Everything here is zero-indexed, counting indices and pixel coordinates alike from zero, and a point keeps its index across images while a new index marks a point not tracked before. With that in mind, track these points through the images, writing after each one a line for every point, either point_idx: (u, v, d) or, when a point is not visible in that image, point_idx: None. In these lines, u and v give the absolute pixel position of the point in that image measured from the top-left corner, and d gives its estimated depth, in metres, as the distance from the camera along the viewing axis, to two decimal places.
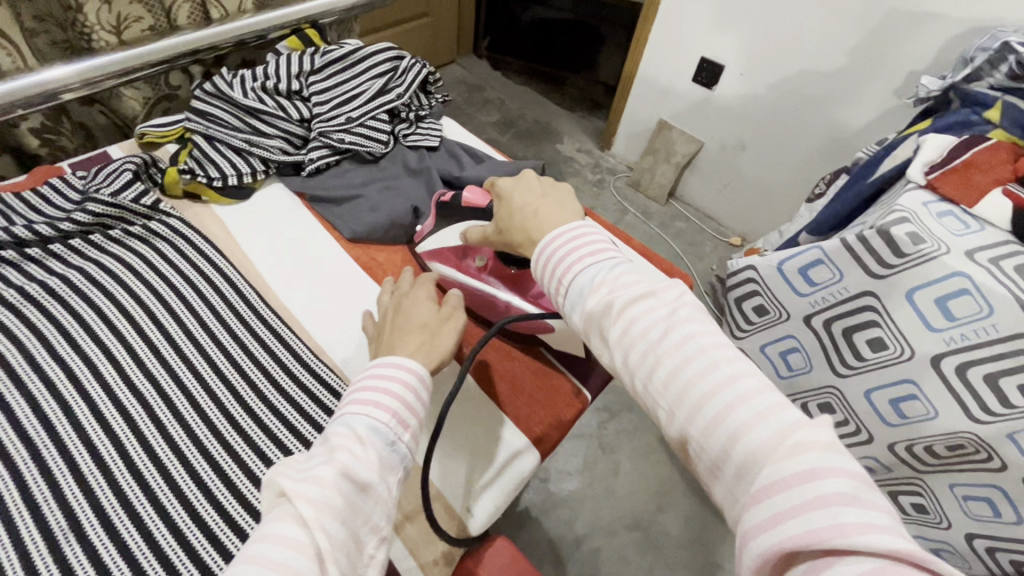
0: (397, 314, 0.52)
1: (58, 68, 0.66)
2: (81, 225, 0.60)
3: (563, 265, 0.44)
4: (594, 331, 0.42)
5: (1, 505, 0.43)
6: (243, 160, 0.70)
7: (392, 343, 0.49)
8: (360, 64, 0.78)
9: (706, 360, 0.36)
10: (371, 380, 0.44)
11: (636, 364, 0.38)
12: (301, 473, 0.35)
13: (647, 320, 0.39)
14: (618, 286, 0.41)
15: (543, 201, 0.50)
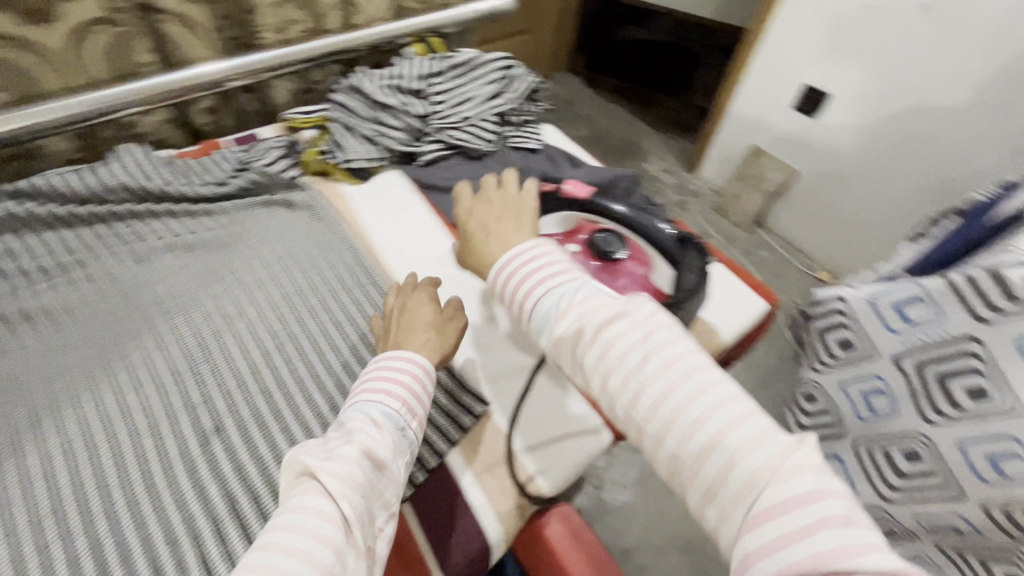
0: (403, 319, 0.53)
1: (229, 63, 0.80)
2: (237, 191, 0.72)
3: (520, 287, 0.44)
4: (563, 352, 0.43)
5: (167, 405, 0.53)
6: (371, 147, 0.79)
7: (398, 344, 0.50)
8: (478, 70, 0.85)
9: (689, 385, 0.38)
10: (380, 373, 0.46)
11: (617, 388, 0.39)
12: (323, 453, 0.38)
13: (623, 344, 0.39)
14: (586, 307, 0.42)
15: (502, 222, 0.51)
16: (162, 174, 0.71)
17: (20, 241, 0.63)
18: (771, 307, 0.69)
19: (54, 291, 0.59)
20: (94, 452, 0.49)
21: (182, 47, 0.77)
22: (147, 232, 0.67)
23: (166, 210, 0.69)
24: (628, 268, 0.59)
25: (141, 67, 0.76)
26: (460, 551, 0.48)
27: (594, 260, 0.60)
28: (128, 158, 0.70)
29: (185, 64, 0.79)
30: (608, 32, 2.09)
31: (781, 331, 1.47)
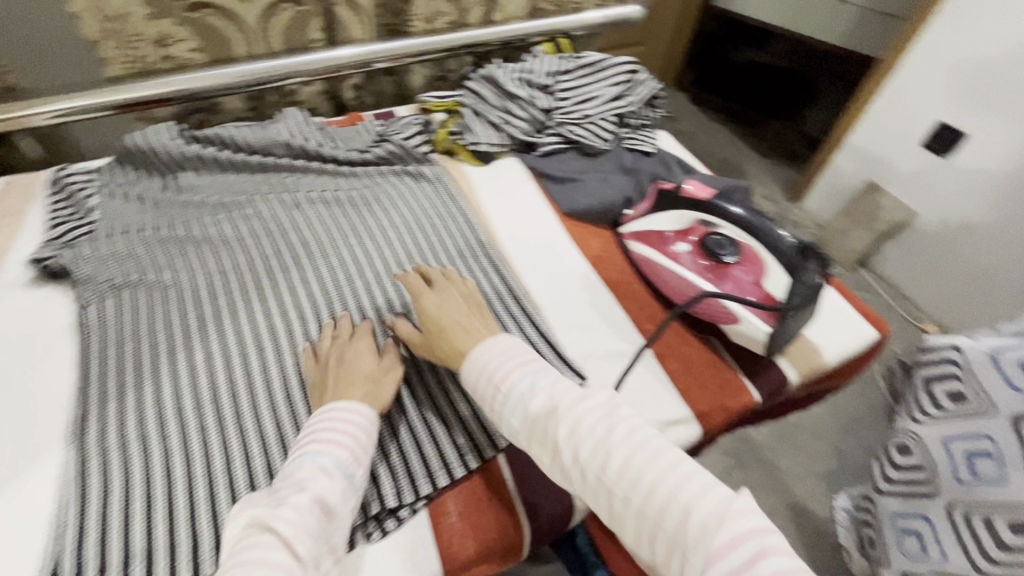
0: (337, 365, 0.54)
1: (381, 45, 0.88)
2: (377, 158, 0.80)
3: (499, 372, 0.49)
4: (539, 433, 0.46)
5: (305, 330, 0.60)
6: (495, 133, 0.85)
7: (329, 390, 0.51)
8: (604, 72, 0.89)
9: (645, 450, 0.42)
10: (329, 422, 0.47)
11: (586, 459, 0.42)
12: (275, 503, 0.40)
13: (589, 419, 0.44)
14: (556, 390, 0.46)
15: (466, 318, 0.56)
16: (316, 136, 0.80)
17: (202, 178, 0.75)
18: (880, 337, 0.67)
19: (224, 221, 0.70)
20: (245, 358, 0.57)
21: (346, 28, 0.87)
22: (298, 184, 0.76)
23: (318, 167, 0.78)
24: (735, 271, 0.62)
25: (310, 42, 0.86)
26: (547, 505, 0.51)
27: (708, 259, 0.63)
28: (292, 120, 0.81)
29: (346, 43, 0.89)
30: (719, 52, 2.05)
31: (875, 380, 1.37)
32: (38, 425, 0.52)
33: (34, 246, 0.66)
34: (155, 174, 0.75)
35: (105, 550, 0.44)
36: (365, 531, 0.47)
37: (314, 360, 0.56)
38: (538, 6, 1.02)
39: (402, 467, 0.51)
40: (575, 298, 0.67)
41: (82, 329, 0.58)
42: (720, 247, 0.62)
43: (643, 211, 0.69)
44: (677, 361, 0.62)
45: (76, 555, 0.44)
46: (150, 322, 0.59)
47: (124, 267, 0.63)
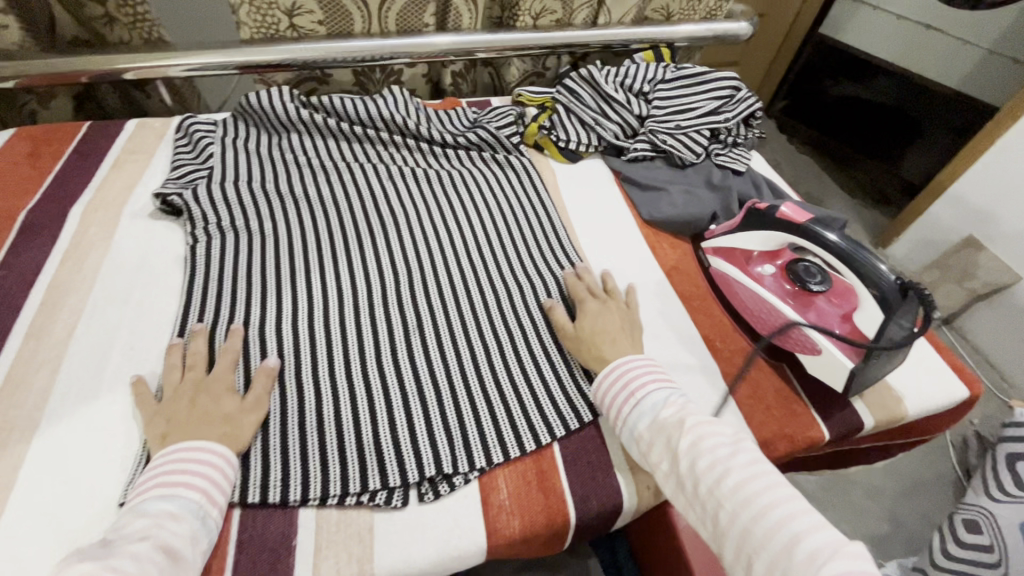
0: (183, 408, 0.49)
1: (486, 35, 0.90)
2: (469, 142, 0.83)
3: (634, 380, 0.53)
4: (661, 439, 0.49)
5: (385, 294, 0.63)
6: (586, 134, 0.86)
7: (172, 435, 0.47)
8: (704, 86, 0.88)
9: (764, 480, 0.44)
10: (174, 464, 0.45)
11: (703, 470, 0.45)
12: (110, 554, 0.38)
13: (713, 439, 0.47)
14: (687, 409, 0.50)
15: (617, 331, 0.59)
16: (415, 114, 0.84)
17: (309, 142, 0.80)
18: (971, 398, 0.62)
19: (323, 183, 0.74)
20: (327, 311, 0.60)
21: (458, 16, 0.90)
22: (395, 160, 0.80)
23: (414, 145, 0.82)
24: (819, 301, 0.60)
25: (422, 26, 0.90)
26: (595, 501, 0.51)
27: (790, 284, 0.61)
28: (395, 96, 0.85)
29: (455, 30, 0.92)
30: (818, 82, 1.94)
31: (945, 448, 1.26)
32: (145, 339, 0.57)
33: (159, 182, 0.73)
34: (267, 131, 0.81)
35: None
36: (419, 489, 0.50)
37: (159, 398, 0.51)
38: (646, 15, 1.04)
39: (460, 437, 0.52)
40: (646, 305, 0.67)
41: (191, 261, 0.64)
42: (809, 276, 0.61)
43: (730, 230, 0.66)
44: (744, 384, 0.60)
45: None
46: (249, 265, 0.64)
47: (232, 211, 0.68)
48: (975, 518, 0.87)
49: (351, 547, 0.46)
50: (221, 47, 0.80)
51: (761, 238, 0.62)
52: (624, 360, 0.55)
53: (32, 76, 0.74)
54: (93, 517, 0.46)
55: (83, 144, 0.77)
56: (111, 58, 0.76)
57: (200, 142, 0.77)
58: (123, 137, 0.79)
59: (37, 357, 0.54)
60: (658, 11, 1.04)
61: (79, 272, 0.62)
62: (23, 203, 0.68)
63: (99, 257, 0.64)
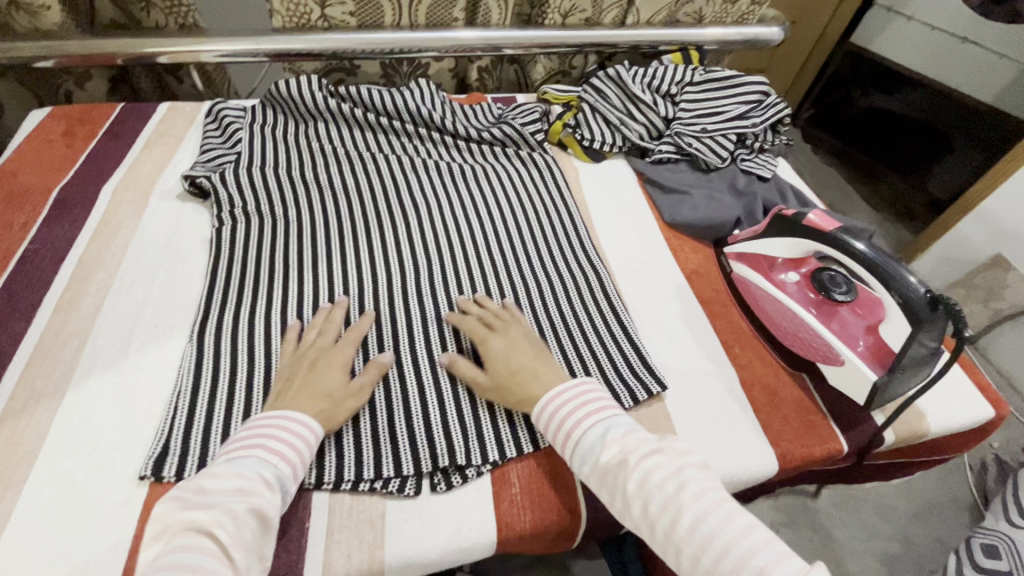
0: (308, 368, 0.52)
1: (514, 31, 0.90)
2: (493, 137, 0.83)
3: (567, 417, 0.50)
4: (608, 483, 0.46)
5: (405, 284, 0.64)
6: (610, 134, 0.85)
7: (286, 393, 0.50)
8: (731, 91, 0.87)
9: (719, 513, 0.42)
10: (272, 430, 0.46)
11: (657, 514, 0.43)
12: (215, 509, 0.40)
13: (660, 476, 0.44)
14: (627, 443, 0.47)
15: (535, 361, 0.55)
16: (441, 107, 0.84)
17: (336, 132, 0.81)
18: (996, 417, 0.61)
19: (347, 173, 0.75)
20: (348, 298, 0.61)
21: (487, 12, 0.90)
22: (419, 152, 0.81)
23: (438, 138, 0.83)
24: (843, 312, 0.59)
25: (451, 20, 0.90)
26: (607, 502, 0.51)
27: (814, 292, 0.60)
28: (422, 88, 0.85)
29: (483, 26, 0.92)
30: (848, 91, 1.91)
31: (962, 470, 1.24)
32: (169, 318, 0.58)
33: (188, 165, 0.74)
34: (294, 120, 0.81)
35: (208, 440, 0.49)
36: (431, 479, 0.50)
37: (294, 348, 0.55)
38: (678, 18, 1.03)
39: (474, 429, 0.53)
40: (665, 308, 0.67)
41: (215, 245, 0.65)
42: (835, 284, 0.60)
43: (755, 235, 0.65)
44: (762, 391, 0.59)
45: (183, 437, 0.49)
46: (272, 250, 0.64)
47: (257, 196, 0.69)
48: (994, 542, 0.85)
49: (362, 534, 0.47)
50: (253, 35, 0.81)
51: (786, 245, 0.61)
52: (547, 400, 0.51)
53: (70, 57, 0.76)
54: (113, 488, 0.47)
55: (116, 126, 0.78)
56: (146, 42, 0.78)
57: (230, 128, 0.78)
58: (154, 120, 0.80)
59: (65, 330, 0.56)
60: (690, 15, 1.02)
61: (108, 250, 0.63)
62: (57, 180, 0.69)
63: (127, 236, 0.65)
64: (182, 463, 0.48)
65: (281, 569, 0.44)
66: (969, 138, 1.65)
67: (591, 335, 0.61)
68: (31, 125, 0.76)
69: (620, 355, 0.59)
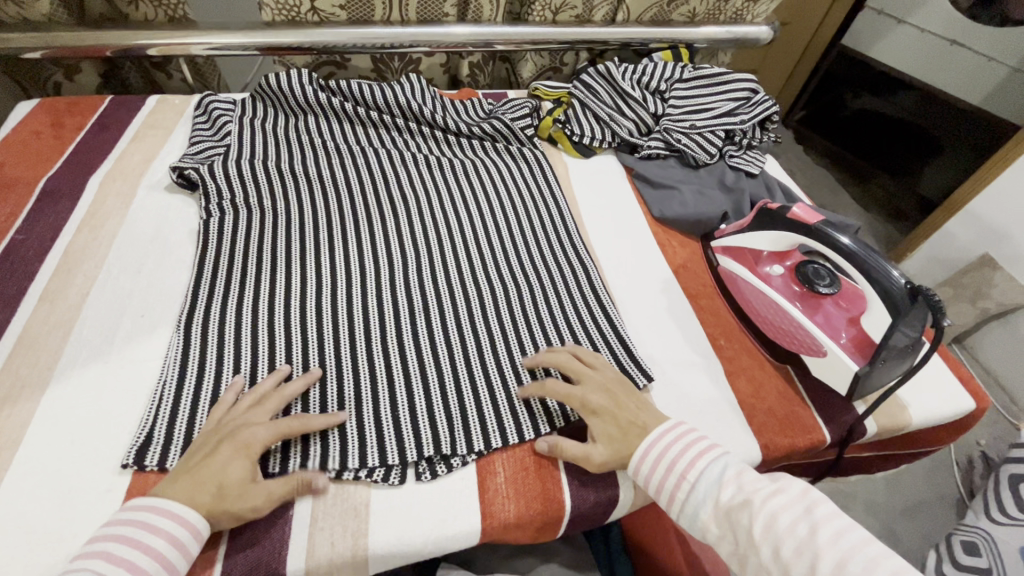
0: (209, 446, 0.45)
1: (504, 28, 0.90)
2: (483, 133, 0.83)
3: (678, 459, 0.49)
4: (733, 528, 0.46)
5: (393, 276, 0.64)
6: (600, 129, 0.86)
7: (177, 482, 0.43)
8: (721, 88, 0.88)
9: (862, 556, 0.41)
10: (119, 533, 0.41)
11: (791, 559, 0.43)
12: None
13: (788, 517, 0.44)
14: (746, 482, 0.47)
15: (638, 413, 0.53)
16: (430, 102, 0.84)
17: (326, 126, 0.81)
18: (977, 409, 0.61)
19: (337, 167, 0.75)
20: (336, 289, 0.61)
21: (478, 8, 0.90)
22: (410, 147, 0.81)
23: (428, 132, 0.83)
24: (827, 304, 0.60)
25: (442, 16, 0.90)
26: (591, 491, 0.52)
27: (798, 285, 0.61)
28: (412, 82, 0.85)
29: (474, 21, 0.91)
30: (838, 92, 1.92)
31: (950, 466, 1.25)
32: (155, 308, 0.58)
33: (177, 156, 0.74)
34: (285, 113, 0.82)
35: (193, 425, 0.49)
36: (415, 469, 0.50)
37: (225, 415, 0.49)
38: (670, 18, 1.03)
39: (459, 419, 0.53)
40: (651, 301, 0.67)
41: (203, 235, 0.65)
42: (820, 278, 0.60)
43: (741, 228, 0.65)
44: (747, 382, 0.60)
45: (169, 422, 0.49)
46: (261, 241, 0.65)
47: (246, 188, 0.69)
48: (975, 539, 0.86)
49: (346, 523, 0.47)
50: (244, 29, 0.81)
51: (770, 238, 0.62)
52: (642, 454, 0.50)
53: (60, 49, 0.76)
54: (97, 474, 0.47)
55: (105, 117, 0.78)
56: (136, 34, 0.77)
57: (219, 121, 0.78)
58: (144, 112, 0.80)
59: (51, 319, 0.56)
60: (684, 14, 1.03)
61: (94, 239, 0.63)
62: (45, 170, 0.69)
63: (114, 226, 0.65)
64: (167, 449, 0.48)
65: (264, 555, 0.44)
66: (960, 137, 1.68)
67: (578, 327, 0.62)
68: (18, 116, 0.75)
69: (607, 347, 0.60)
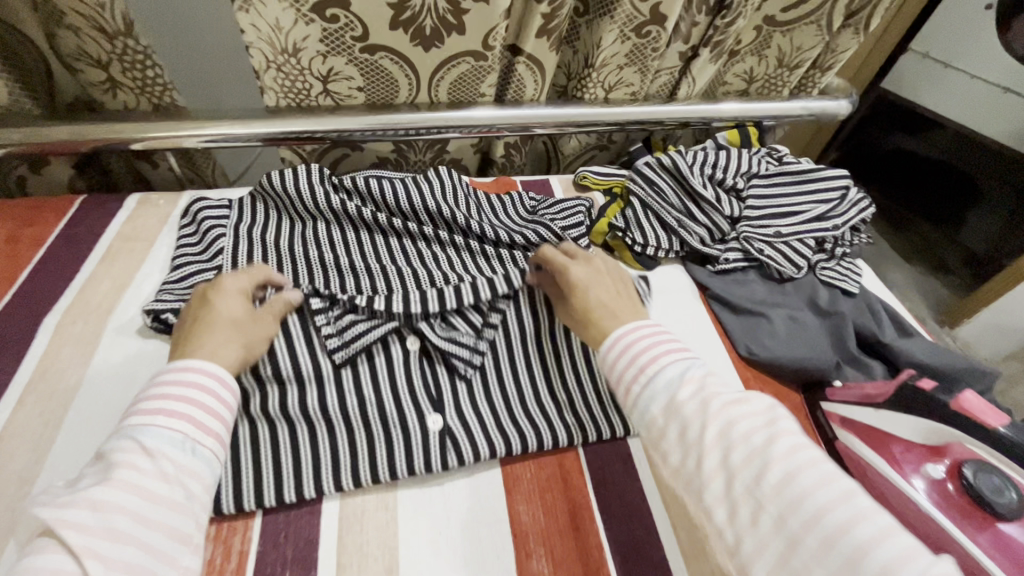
0: (205, 299, 0.49)
1: (546, 109, 0.77)
2: (527, 241, 0.68)
3: (643, 352, 0.45)
4: (676, 425, 0.41)
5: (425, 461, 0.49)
6: (666, 236, 0.72)
7: (187, 328, 0.47)
8: (808, 186, 0.74)
9: (812, 472, 0.36)
10: (154, 391, 0.41)
11: (738, 466, 0.38)
12: (62, 498, 0.35)
13: (746, 425, 0.39)
14: (708, 385, 0.42)
15: (614, 300, 0.51)
16: (463, 203, 0.70)
17: (338, 235, 0.66)
18: None
19: (349, 289, 0.59)
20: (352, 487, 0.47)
21: (521, 86, 0.76)
22: (439, 261, 0.66)
23: (461, 242, 0.68)
24: (1002, 524, 0.45)
25: (477, 97, 0.75)
26: None
27: (949, 485, 0.48)
28: (442, 180, 0.72)
29: (514, 102, 0.78)
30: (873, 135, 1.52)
31: None
32: None
33: (156, 284, 0.60)
34: (290, 218, 0.68)
35: (280, 460, 0.48)
36: (417, 408, 0.53)
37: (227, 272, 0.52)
38: (724, 80, 0.91)
39: (496, 428, 0.53)
40: None
41: None
42: (990, 489, 0.46)
43: (874, 403, 0.52)
44: None
45: (255, 472, 0.47)
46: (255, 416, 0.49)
47: None
48: None
49: None
50: (244, 118, 0.68)
51: (918, 425, 0.49)
52: (620, 326, 0.48)
53: (24, 147, 0.62)
54: None
55: (73, 226, 0.65)
56: (116, 127, 0.64)
57: (208, 234, 0.63)
58: (120, 218, 0.67)
59: None
60: (739, 76, 0.90)
61: (40, 417, 0.49)
62: None
63: (67, 393, 0.51)
64: (259, 490, 0.46)
65: None
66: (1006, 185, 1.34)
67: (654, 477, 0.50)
68: None
69: None
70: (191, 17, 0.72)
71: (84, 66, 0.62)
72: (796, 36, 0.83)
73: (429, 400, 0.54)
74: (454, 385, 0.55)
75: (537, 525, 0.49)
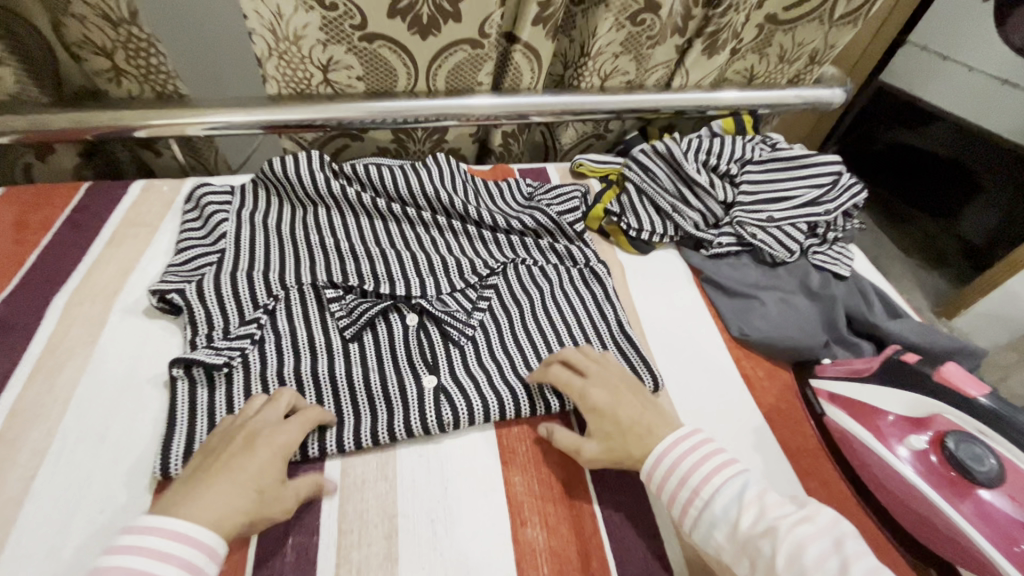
0: (243, 441, 0.44)
1: (543, 97, 0.78)
2: (524, 226, 0.70)
3: (692, 472, 0.45)
4: (749, 554, 0.40)
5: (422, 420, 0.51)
6: (661, 221, 0.73)
7: (213, 473, 0.42)
8: (802, 171, 0.75)
9: None
10: (135, 562, 0.36)
11: None
12: None
13: (815, 548, 0.39)
14: (767, 504, 0.42)
15: (642, 414, 0.49)
16: (461, 188, 0.72)
17: (338, 219, 0.67)
18: None
19: (350, 271, 0.61)
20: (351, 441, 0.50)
21: (518, 74, 0.77)
22: (438, 244, 0.67)
23: (460, 227, 0.69)
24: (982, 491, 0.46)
25: (475, 85, 0.76)
26: None
27: (931, 457, 0.49)
28: (440, 165, 0.73)
29: (512, 91, 0.79)
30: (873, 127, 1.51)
31: None
32: (120, 497, 0.46)
33: (161, 267, 0.62)
34: (292, 203, 0.69)
35: None
36: (414, 371, 0.55)
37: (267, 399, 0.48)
38: (725, 76, 0.91)
39: (490, 388, 0.55)
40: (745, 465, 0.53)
41: (186, 385, 0.51)
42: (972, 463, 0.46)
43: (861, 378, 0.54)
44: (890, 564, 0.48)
45: None
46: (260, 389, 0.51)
47: (239, 310, 0.55)
48: None
49: None
50: (245, 105, 0.70)
51: (899, 396, 0.51)
52: (652, 457, 0.47)
53: (31, 134, 0.64)
54: None
55: (79, 212, 0.66)
56: (120, 113, 0.65)
57: (211, 219, 0.64)
58: (125, 204, 0.68)
59: None
60: (739, 73, 0.91)
61: (51, 393, 0.51)
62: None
63: (76, 369, 0.53)
64: None
65: None
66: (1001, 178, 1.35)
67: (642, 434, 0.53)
68: None
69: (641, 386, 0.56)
70: (193, 8, 0.73)
71: (89, 55, 0.63)
72: (798, 33, 0.84)
73: (424, 363, 0.56)
74: (448, 350, 0.58)
75: (531, 493, 0.50)
